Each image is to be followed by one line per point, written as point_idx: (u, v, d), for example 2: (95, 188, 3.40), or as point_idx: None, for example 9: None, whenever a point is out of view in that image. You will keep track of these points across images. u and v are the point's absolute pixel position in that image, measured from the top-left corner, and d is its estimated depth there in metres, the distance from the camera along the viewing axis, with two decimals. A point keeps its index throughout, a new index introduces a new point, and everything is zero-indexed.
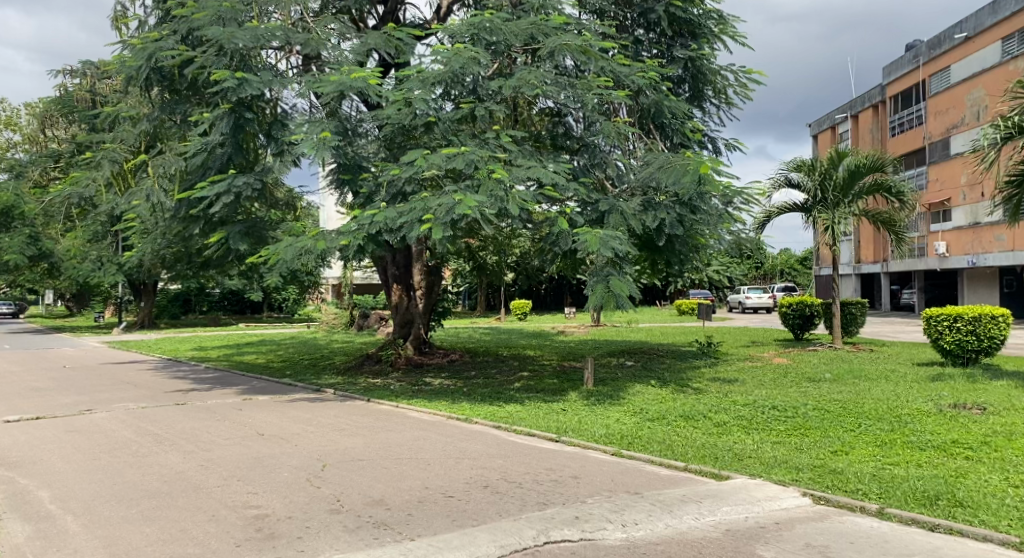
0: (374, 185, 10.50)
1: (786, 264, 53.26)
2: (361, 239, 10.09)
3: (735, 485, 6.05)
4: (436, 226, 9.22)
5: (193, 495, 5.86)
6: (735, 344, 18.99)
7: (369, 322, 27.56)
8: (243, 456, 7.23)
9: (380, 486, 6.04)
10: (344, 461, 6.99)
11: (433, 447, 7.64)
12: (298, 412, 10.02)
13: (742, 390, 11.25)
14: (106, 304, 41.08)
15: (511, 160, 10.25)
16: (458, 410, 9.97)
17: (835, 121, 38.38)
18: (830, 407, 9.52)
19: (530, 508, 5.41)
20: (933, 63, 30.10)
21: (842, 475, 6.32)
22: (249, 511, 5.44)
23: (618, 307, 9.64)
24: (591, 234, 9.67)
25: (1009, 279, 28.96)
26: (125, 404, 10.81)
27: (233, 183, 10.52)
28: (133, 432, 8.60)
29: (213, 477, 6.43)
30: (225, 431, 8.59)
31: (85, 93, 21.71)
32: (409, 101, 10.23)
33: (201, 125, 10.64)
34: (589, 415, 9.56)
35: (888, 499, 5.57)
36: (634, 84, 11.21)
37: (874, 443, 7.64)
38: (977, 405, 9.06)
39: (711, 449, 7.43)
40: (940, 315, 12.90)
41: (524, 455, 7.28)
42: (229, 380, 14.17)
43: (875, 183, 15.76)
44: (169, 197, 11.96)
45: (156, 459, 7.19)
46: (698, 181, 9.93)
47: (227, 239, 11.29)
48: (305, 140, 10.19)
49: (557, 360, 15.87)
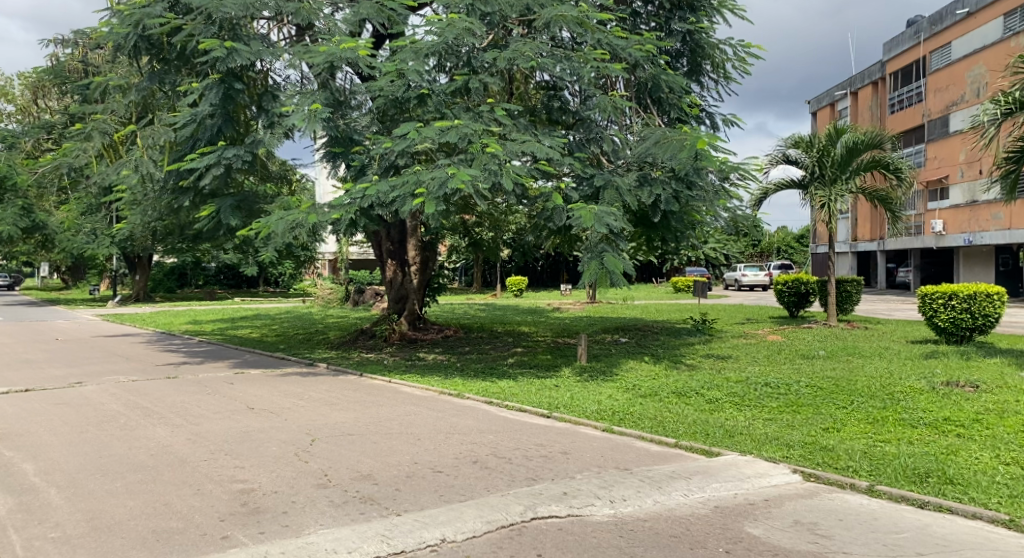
0: (367, 158, 10.37)
1: (783, 242, 53.26)
2: (353, 213, 9.95)
3: (724, 461, 6.02)
4: (429, 200, 9.11)
5: (179, 469, 5.81)
6: (731, 321, 19.01)
7: (365, 298, 27.53)
8: (232, 430, 7.19)
9: (369, 461, 6.00)
10: (333, 435, 6.95)
11: (424, 422, 7.60)
12: (290, 387, 9.98)
13: (735, 367, 11.24)
14: (101, 278, 40.92)
15: (506, 135, 10.11)
16: (450, 386, 9.95)
17: (834, 98, 38.10)
18: (823, 384, 9.52)
19: (519, 484, 5.38)
20: (935, 40, 29.79)
21: (832, 452, 6.29)
22: (235, 485, 5.39)
23: (612, 284, 9.56)
24: (585, 210, 9.57)
25: (1005, 257, 28.68)
26: (115, 377, 10.76)
27: (223, 154, 10.37)
28: (122, 405, 8.55)
29: (200, 451, 6.38)
30: (215, 405, 8.54)
31: (78, 64, 21.49)
32: (401, 73, 10.06)
33: (190, 95, 10.45)
34: (582, 391, 9.54)
35: (879, 476, 5.55)
36: (632, 58, 11.02)
37: (866, 421, 7.63)
38: (970, 383, 9.06)
39: (703, 425, 7.41)
40: (935, 292, 12.97)
41: (515, 430, 7.25)
42: (222, 354, 14.14)
43: (873, 160, 15.64)
44: (159, 168, 11.78)
45: (144, 432, 7.14)
46: (694, 156, 9.84)
47: (219, 213, 11.16)
48: (296, 112, 10.11)
49: (552, 337, 15.86)
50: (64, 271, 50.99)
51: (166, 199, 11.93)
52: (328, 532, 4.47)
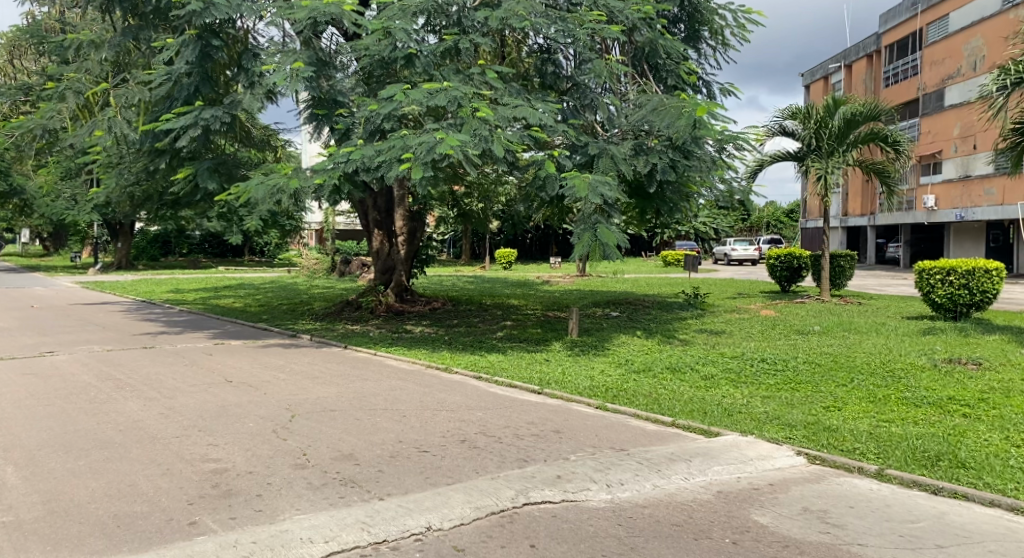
0: (351, 121, 9.94)
1: (773, 217, 52.93)
2: (337, 178, 9.53)
3: (725, 442, 5.74)
4: (416, 166, 8.67)
5: (148, 447, 5.47)
6: (723, 296, 18.77)
7: (352, 269, 27.07)
8: (208, 404, 6.84)
9: (351, 439, 5.67)
10: (314, 411, 6.61)
11: (410, 397, 7.27)
12: (271, 359, 9.62)
13: (730, 342, 10.98)
14: (83, 244, 40.13)
15: (497, 99, 9.68)
16: (438, 359, 9.65)
17: (828, 71, 37.56)
18: (821, 360, 9.28)
19: (509, 465, 5.06)
20: (931, 12, 29.31)
21: (837, 433, 6.01)
22: (207, 465, 5.05)
23: (605, 257, 9.17)
24: (579, 179, 9.18)
25: (995, 233, 28.63)
26: (90, 346, 10.35)
27: (201, 115, 9.86)
28: (94, 376, 8.16)
29: (172, 427, 6.03)
30: (192, 377, 8.19)
31: (52, 23, 20.73)
32: (389, 31, 9.57)
33: (166, 51, 10.02)
34: (573, 366, 9.27)
35: (888, 459, 5.29)
36: (628, 21, 10.56)
37: (868, 399, 7.38)
38: (972, 360, 8.84)
39: (700, 403, 7.12)
40: (933, 268, 12.70)
41: (505, 407, 6.93)
42: (201, 324, 13.70)
43: (871, 132, 15.26)
44: (133, 129, 11.24)
45: (114, 405, 6.77)
46: (693, 124, 9.42)
47: (196, 177, 10.70)
48: (277, 71, 9.66)
49: (542, 310, 15.56)
50: (47, 239, 50.11)
51: (141, 161, 11.44)
52: (306, 518, 4.15)
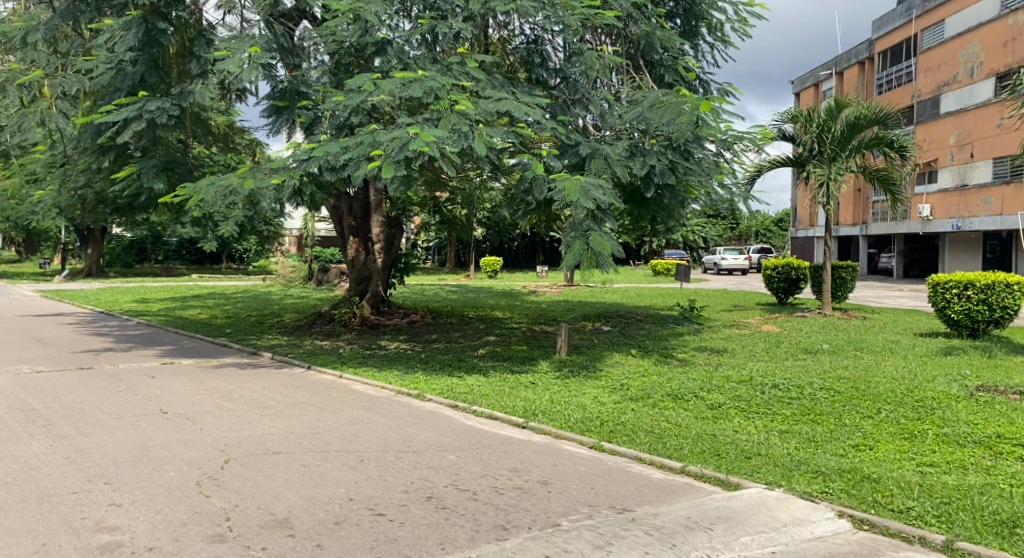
0: (315, 113, 8.80)
1: (762, 225, 52.32)
2: (298, 178, 8.38)
3: (751, 500, 4.67)
4: (385, 164, 7.57)
5: (31, 508, 4.35)
6: (718, 308, 17.81)
7: (330, 277, 25.95)
8: (129, 445, 5.72)
9: (290, 496, 4.60)
10: (254, 455, 5.52)
11: (372, 434, 6.18)
12: (220, 383, 8.48)
13: (734, 363, 9.96)
14: (55, 249, 38.78)
15: (478, 92, 8.62)
16: (411, 382, 8.53)
17: (818, 78, 36.84)
18: (841, 386, 8.21)
19: (485, 537, 4.01)
20: (926, 17, 28.61)
21: (882, 486, 4.97)
22: (98, 537, 3.95)
23: (598, 267, 8.09)
24: (569, 181, 8.15)
25: (992, 244, 27.81)
26: (19, 367, 9.17)
27: (145, 107, 8.82)
28: (6, 407, 7.00)
29: (74, 477, 4.91)
30: (122, 408, 7.05)
31: None
32: (359, 14, 8.57)
33: (106, 35, 8.96)
34: (562, 391, 8.22)
35: (954, 525, 4.28)
36: (623, 8, 9.57)
37: (901, 436, 6.38)
38: (1012, 389, 7.81)
39: (710, 442, 6.05)
40: (948, 282, 11.76)
41: (482, 447, 5.86)
42: (155, 339, 12.52)
43: (876, 137, 14.33)
44: (73, 123, 10.13)
45: (13, 447, 5.63)
46: (697, 121, 8.31)
47: (140, 176, 9.62)
48: (230, 58, 8.59)
49: (527, 323, 14.54)
50: (19, 244, 48.87)
51: (84, 158, 10.35)
52: None
